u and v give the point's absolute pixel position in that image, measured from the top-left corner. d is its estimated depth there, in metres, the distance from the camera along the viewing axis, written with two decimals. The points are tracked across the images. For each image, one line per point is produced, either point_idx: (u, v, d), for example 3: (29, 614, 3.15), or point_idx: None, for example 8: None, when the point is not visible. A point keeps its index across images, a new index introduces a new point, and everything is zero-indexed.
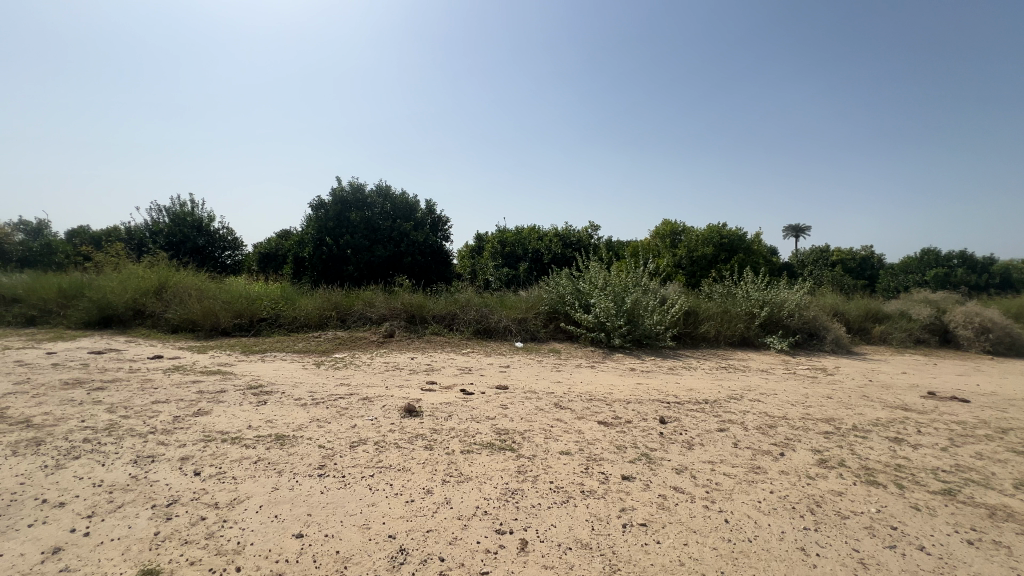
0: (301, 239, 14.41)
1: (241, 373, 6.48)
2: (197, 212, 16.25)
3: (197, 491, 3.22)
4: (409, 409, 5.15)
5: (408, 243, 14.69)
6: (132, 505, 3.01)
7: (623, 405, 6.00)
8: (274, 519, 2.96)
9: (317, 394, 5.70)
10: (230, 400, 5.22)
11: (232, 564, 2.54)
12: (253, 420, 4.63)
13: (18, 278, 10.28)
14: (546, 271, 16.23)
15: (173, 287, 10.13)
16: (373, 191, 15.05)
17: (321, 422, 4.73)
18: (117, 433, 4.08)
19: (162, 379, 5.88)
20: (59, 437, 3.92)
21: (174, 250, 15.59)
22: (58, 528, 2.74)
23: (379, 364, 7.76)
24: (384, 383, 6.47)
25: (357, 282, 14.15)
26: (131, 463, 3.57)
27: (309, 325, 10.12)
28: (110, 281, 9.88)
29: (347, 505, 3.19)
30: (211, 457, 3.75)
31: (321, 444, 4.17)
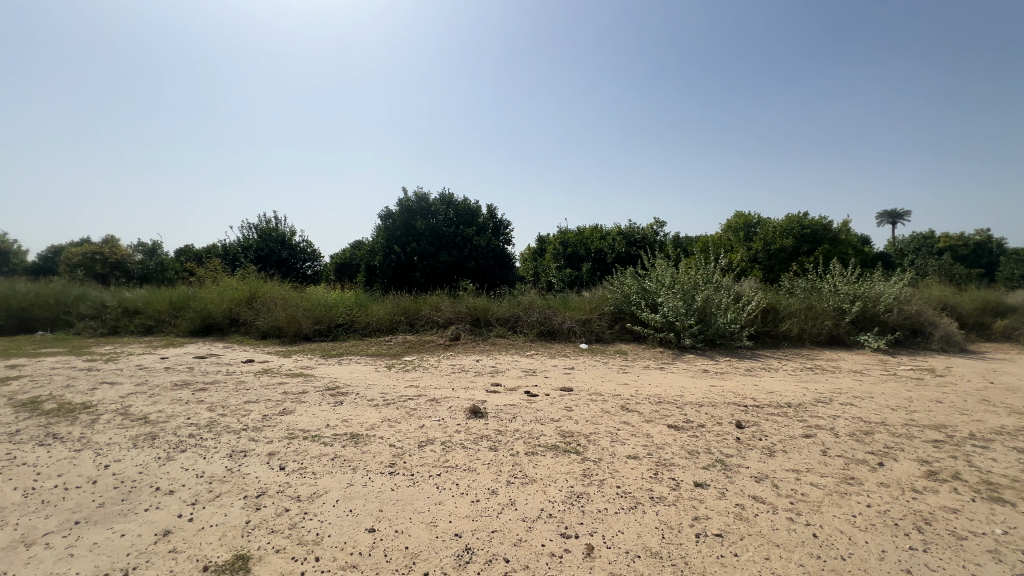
0: (372, 248, 15.20)
1: (320, 375, 6.95)
2: (281, 228, 17.71)
3: (282, 484, 3.48)
4: (474, 410, 5.24)
5: (472, 248, 15.02)
6: (227, 494, 3.32)
7: (695, 408, 5.70)
8: (349, 513, 3.12)
9: (388, 395, 5.97)
10: (312, 400, 5.61)
11: (312, 553, 2.71)
12: (331, 420, 4.93)
13: (138, 292, 11.77)
14: (610, 271, 15.87)
15: (262, 297, 11.09)
16: (437, 199, 15.56)
17: (392, 422, 4.93)
18: (216, 429, 4.52)
19: (254, 381, 6.46)
20: (169, 432, 4.41)
21: (263, 263, 17.08)
22: (168, 513, 3.08)
23: (446, 366, 7.98)
24: (451, 385, 6.64)
25: (424, 287, 14.68)
26: (227, 456, 3.94)
27: (381, 329, 10.65)
28: (211, 293, 11.01)
29: (416, 503, 3.29)
30: (294, 453, 4.04)
31: (392, 443, 4.35)
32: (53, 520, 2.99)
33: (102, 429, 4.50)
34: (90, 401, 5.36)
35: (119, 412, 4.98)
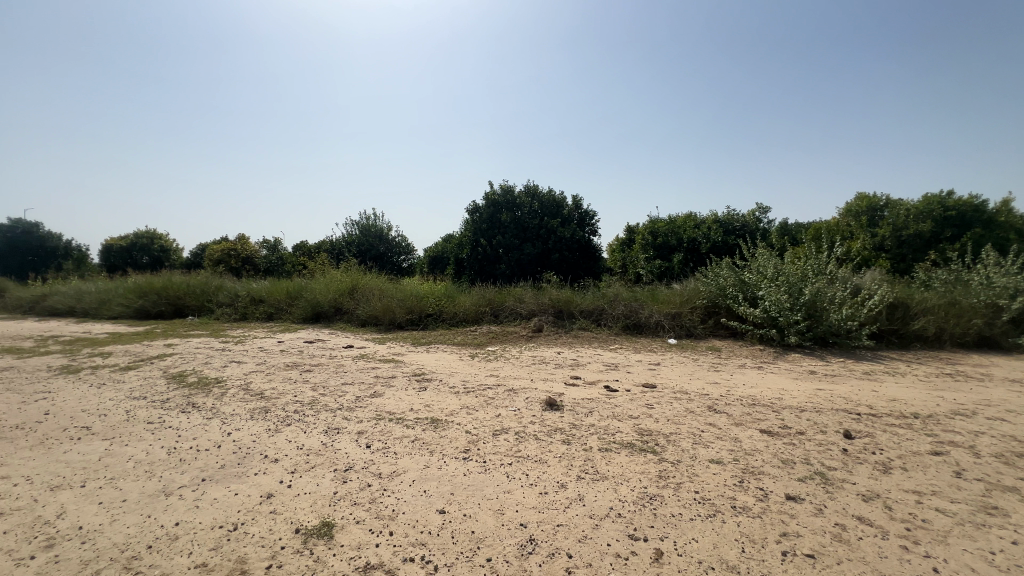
0: (460, 241, 15.78)
1: (409, 362, 7.40)
2: (379, 224, 19.10)
3: (367, 461, 3.78)
4: (550, 402, 5.23)
5: (556, 239, 14.94)
6: (321, 466, 3.68)
7: (795, 413, 5.15)
8: (423, 493, 3.30)
9: (469, 384, 6.19)
10: (399, 385, 6.00)
11: (387, 528, 2.90)
12: (414, 404, 5.24)
13: (262, 284, 13.45)
14: (704, 262, 14.86)
15: (362, 288, 12.06)
16: (522, 191, 15.69)
17: (470, 410, 5.10)
18: (316, 407, 5.03)
19: (352, 365, 7.06)
20: (278, 407, 4.99)
21: (364, 257, 18.56)
22: (272, 478, 3.49)
23: (527, 357, 8.06)
24: (530, 376, 6.70)
25: (510, 279, 14.93)
26: (323, 432, 4.36)
27: (468, 319, 11.04)
28: (319, 284, 12.24)
29: (486, 490, 3.38)
30: (380, 433, 4.35)
31: (468, 430, 4.50)
32: (187, 476, 3.54)
33: (228, 401, 5.23)
34: (221, 377, 6.25)
35: (242, 387, 5.75)
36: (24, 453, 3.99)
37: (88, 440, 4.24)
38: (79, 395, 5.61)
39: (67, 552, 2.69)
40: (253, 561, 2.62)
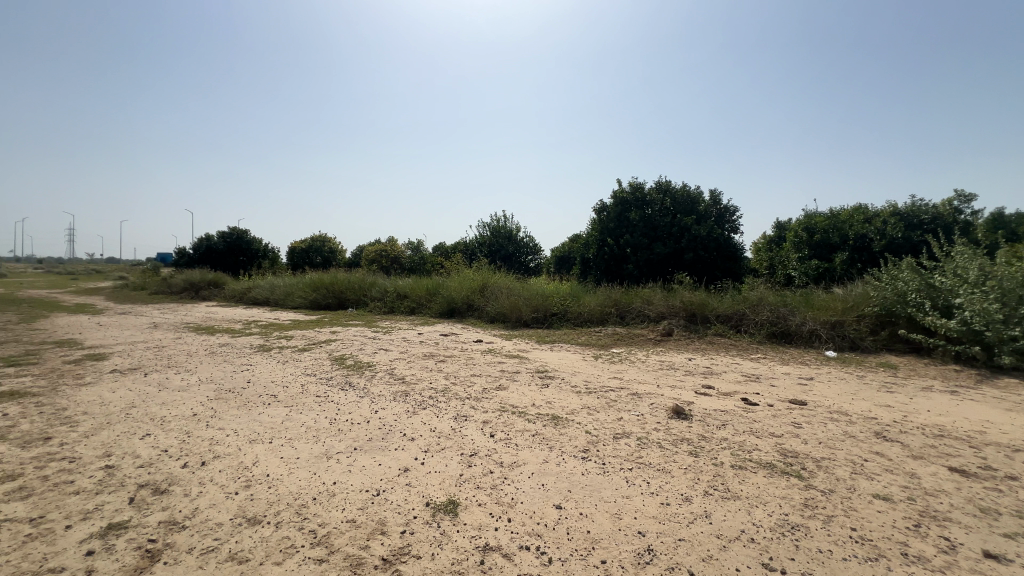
0: (587, 241, 15.70)
1: (534, 359, 7.60)
2: (509, 225, 19.94)
3: (491, 449, 3.99)
4: (677, 410, 4.94)
5: (691, 238, 13.96)
6: (449, 449, 3.99)
7: (1004, 452, 4.08)
8: (541, 487, 3.37)
9: (591, 384, 6.14)
10: (523, 380, 6.20)
11: (506, 514, 3.04)
12: (536, 400, 5.37)
13: (407, 281, 15.01)
14: (877, 263, 12.55)
15: (491, 286, 12.72)
16: (652, 188, 15.00)
17: (591, 410, 5.06)
18: (448, 394, 5.46)
19: (481, 359, 7.50)
20: (416, 392, 5.54)
21: (494, 257, 19.54)
22: (409, 455, 3.90)
23: (653, 362, 7.69)
24: (656, 381, 6.39)
25: (638, 280, 14.39)
26: (453, 417, 4.73)
27: (593, 320, 10.94)
28: (454, 282, 13.24)
29: (604, 492, 3.33)
30: (503, 424, 4.56)
31: (588, 430, 4.47)
32: (343, 444, 4.14)
33: (376, 383, 5.96)
34: (372, 361, 7.14)
35: (388, 372, 6.50)
36: (233, 412, 5.05)
37: (275, 406, 5.20)
38: (270, 368, 6.90)
39: (258, 493, 3.34)
40: (390, 524, 2.95)
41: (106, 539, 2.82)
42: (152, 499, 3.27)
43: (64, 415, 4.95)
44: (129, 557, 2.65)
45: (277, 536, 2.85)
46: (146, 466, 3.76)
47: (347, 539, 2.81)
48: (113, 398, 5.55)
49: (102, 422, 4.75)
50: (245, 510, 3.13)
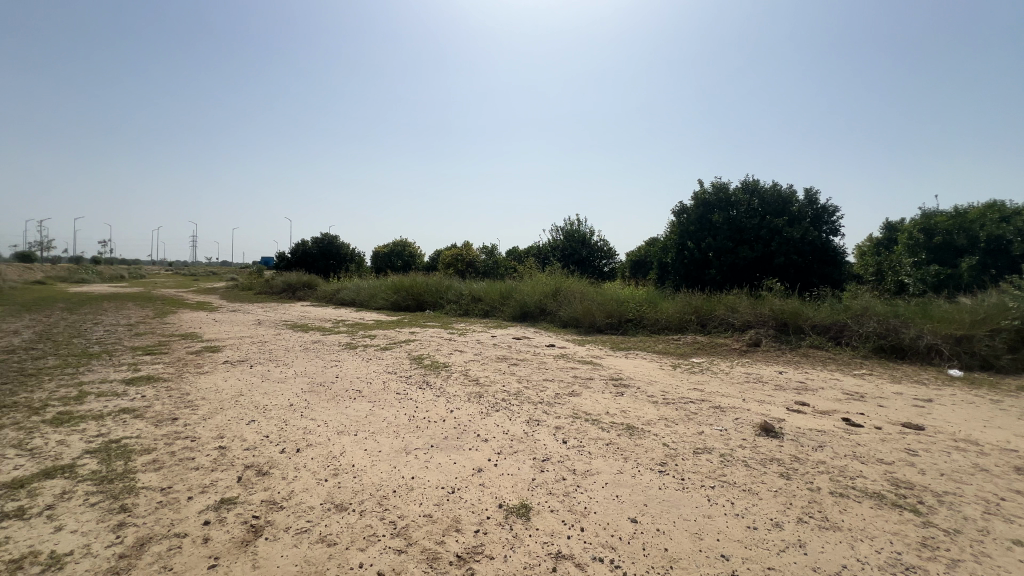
0: (664, 245, 15.12)
1: (607, 366, 7.43)
2: (582, 229, 19.73)
3: (563, 455, 3.96)
4: (766, 428, 4.57)
5: (781, 241, 12.90)
6: (522, 452, 4.02)
7: None
8: (615, 498, 3.28)
9: (669, 395, 5.88)
10: (596, 387, 6.08)
11: (579, 523, 2.99)
12: (610, 408, 5.24)
13: (481, 285, 15.38)
14: (1016, 269, 10.77)
15: (564, 291, 12.65)
16: (737, 188, 14.10)
17: (669, 422, 4.83)
18: (520, 398, 5.50)
19: (553, 363, 7.47)
20: (490, 394, 5.65)
21: (567, 261, 19.42)
22: (483, 455, 3.97)
23: (738, 374, 7.19)
24: (742, 395, 5.96)
25: (720, 286, 13.59)
26: (526, 421, 4.75)
27: (671, 328, 10.49)
28: (527, 287, 13.34)
29: (683, 509, 3.16)
30: (576, 431, 4.50)
31: (666, 443, 4.28)
32: (421, 440, 4.31)
33: (452, 383, 6.15)
34: (448, 362, 7.39)
35: (462, 373, 6.70)
36: (323, 404, 5.46)
37: (360, 401, 5.56)
38: (355, 365, 7.39)
39: (344, 482, 3.58)
40: (465, 522, 3.03)
41: (218, 512, 3.17)
42: (256, 480, 3.62)
43: (187, 399, 5.65)
44: (237, 530, 2.96)
45: (361, 523, 3.04)
46: (251, 449, 4.18)
47: (424, 533, 2.92)
48: (225, 386, 6.25)
49: (216, 407, 5.36)
50: (333, 496, 3.37)
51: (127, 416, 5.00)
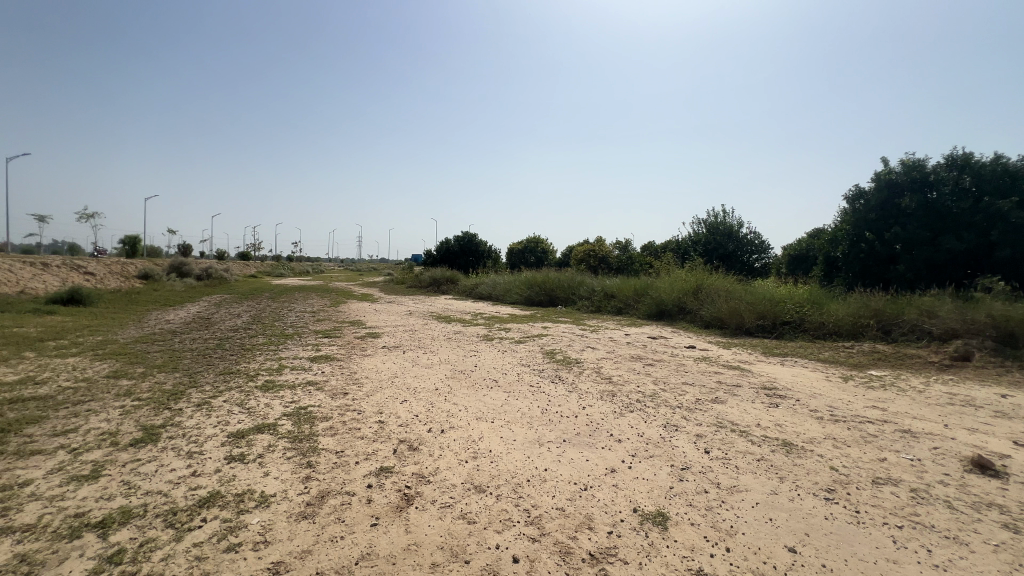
0: (834, 237, 13.06)
1: (758, 373, 6.66)
2: (728, 220, 18.01)
3: (705, 466, 3.66)
4: (980, 463, 3.64)
5: (1005, 227, 10.12)
6: (658, 458, 3.82)
7: None
8: (768, 521, 2.92)
9: (838, 411, 5.04)
10: (744, 395, 5.49)
11: (724, 542, 2.74)
12: (762, 420, 4.68)
13: (614, 281, 15.04)
14: None
15: (706, 288, 11.71)
16: (939, 163, 11.46)
17: (838, 443, 4.15)
18: (656, 400, 5.23)
19: (693, 366, 6.96)
20: (623, 394, 5.48)
21: (710, 256, 17.90)
22: (616, 456, 3.87)
23: (937, 393, 5.84)
24: (943, 420, 4.84)
25: (912, 285, 11.27)
26: (663, 426, 4.50)
27: (840, 333, 9.01)
28: (664, 284, 12.66)
29: (857, 547, 2.69)
30: (721, 442, 4.13)
31: (834, 466, 3.68)
32: (554, 434, 4.37)
33: (584, 380, 6.12)
34: (580, 358, 7.37)
35: (594, 370, 6.62)
36: (464, 391, 5.88)
37: (496, 390, 5.86)
38: (492, 356, 7.81)
39: (482, 465, 3.80)
40: (597, 521, 2.98)
41: (379, 478, 3.61)
42: (409, 454, 4.05)
43: (355, 377, 6.57)
44: (393, 496, 3.34)
45: (497, 506, 3.19)
46: (404, 425, 4.68)
47: (556, 525, 2.95)
48: (384, 368, 7.11)
49: (377, 386, 6.14)
50: (473, 477, 3.60)
51: (311, 388, 6.00)
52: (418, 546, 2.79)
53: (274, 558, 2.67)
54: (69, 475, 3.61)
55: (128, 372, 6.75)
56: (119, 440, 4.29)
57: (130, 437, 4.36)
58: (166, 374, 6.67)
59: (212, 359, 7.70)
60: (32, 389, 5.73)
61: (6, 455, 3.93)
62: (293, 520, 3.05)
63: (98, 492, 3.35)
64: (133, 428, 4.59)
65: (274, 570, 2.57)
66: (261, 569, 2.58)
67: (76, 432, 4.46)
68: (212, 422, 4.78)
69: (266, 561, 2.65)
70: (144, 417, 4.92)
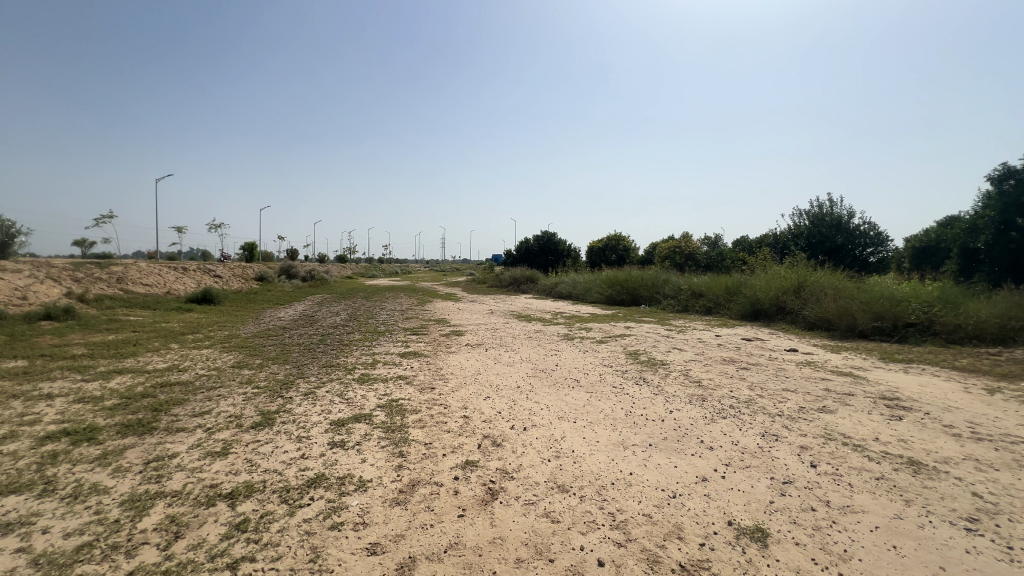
0: (974, 225, 11.22)
1: (875, 380, 5.92)
2: (837, 210, 16.20)
3: (811, 481, 3.33)
4: None
5: None
6: (756, 469, 3.55)
7: None
8: (891, 549, 2.59)
9: (981, 428, 4.32)
10: (858, 405, 4.91)
11: (836, 567, 2.47)
12: (881, 434, 4.15)
13: (702, 279, 14.22)
14: None
15: (810, 285, 10.65)
16: None
17: (982, 465, 3.56)
18: (753, 407, 4.86)
19: (795, 371, 6.36)
20: (714, 399, 5.16)
21: (815, 251, 16.26)
22: (707, 464, 3.66)
23: None
24: None
25: None
26: (760, 435, 4.17)
27: (983, 337, 7.72)
28: (760, 281, 11.71)
29: None
30: (830, 456, 3.73)
31: (977, 492, 3.16)
32: (639, 437, 4.24)
33: (671, 383, 5.86)
34: (665, 360, 7.06)
35: (682, 373, 6.30)
36: (545, 389, 5.90)
37: (578, 390, 5.80)
38: (573, 356, 7.74)
39: (565, 465, 3.78)
40: (688, 532, 2.84)
41: (464, 471, 3.74)
42: (492, 449, 4.15)
43: (442, 373, 6.87)
44: (478, 489, 3.44)
45: (580, 508, 3.16)
46: (488, 421, 4.81)
47: (643, 532, 2.85)
48: (467, 365, 7.35)
49: (462, 382, 6.35)
50: (556, 477, 3.59)
51: (402, 382, 6.37)
52: (503, 540, 2.85)
53: (371, 539, 2.86)
54: (205, 451, 4.16)
55: (248, 363, 7.64)
56: (243, 423, 4.87)
57: (251, 420, 4.93)
58: (279, 366, 7.45)
59: (316, 353, 8.46)
60: (176, 376, 6.70)
61: (159, 431, 4.63)
62: (388, 505, 3.26)
63: (227, 467, 3.83)
64: (254, 413, 5.18)
65: (371, 550, 2.77)
66: (361, 548, 2.79)
67: (209, 414, 5.14)
68: (317, 410, 5.26)
69: (365, 541, 2.85)
70: (262, 403, 5.54)
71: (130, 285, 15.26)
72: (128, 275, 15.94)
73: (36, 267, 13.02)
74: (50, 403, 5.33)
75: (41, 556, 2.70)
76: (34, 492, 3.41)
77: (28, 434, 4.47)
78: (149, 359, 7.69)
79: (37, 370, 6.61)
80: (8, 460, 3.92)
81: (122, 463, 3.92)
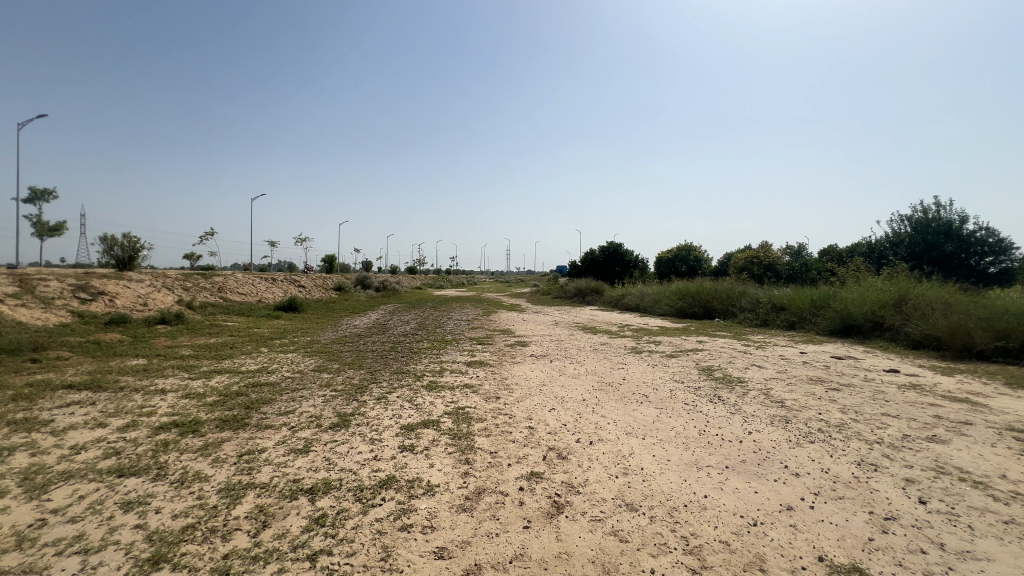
0: None
1: (999, 409, 5.13)
2: (946, 215, 14.42)
3: (920, 520, 2.95)
4: None
5: None
6: (852, 501, 3.21)
7: None
8: None
9: None
10: (978, 437, 4.27)
11: None
12: (1009, 471, 3.58)
13: (784, 292, 13.23)
14: None
15: (914, 299, 9.55)
16: None
17: None
18: (846, 432, 4.40)
19: (897, 395, 5.67)
20: (800, 421, 4.74)
21: (919, 260, 14.73)
22: (794, 492, 3.36)
23: None
24: None
25: None
26: (855, 462, 3.78)
27: None
28: (853, 294, 10.68)
29: None
30: (943, 491, 3.30)
31: None
32: (714, 458, 3.99)
33: (749, 402, 5.46)
34: (744, 378, 6.60)
35: (763, 392, 5.86)
36: (612, 403, 5.74)
37: (646, 405, 5.58)
38: (641, 370, 7.48)
39: (634, 483, 3.64)
40: (771, 564, 2.61)
41: (529, 482, 3.72)
42: (557, 461, 4.10)
43: (507, 383, 6.91)
44: (544, 502, 3.40)
45: (650, 528, 3.02)
46: (553, 434, 4.75)
47: (721, 560, 2.67)
48: (532, 375, 7.33)
49: (527, 393, 6.35)
50: (623, 494, 3.47)
51: (468, 391, 6.48)
52: (569, 555, 2.79)
53: (439, 543, 2.92)
54: (289, 448, 4.48)
55: (327, 367, 8.18)
56: (322, 423, 5.20)
57: (330, 421, 5.26)
58: (354, 371, 7.90)
59: (388, 360, 8.87)
60: (265, 377, 7.32)
61: (250, 427, 5.06)
62: (454, 511, 3.31)
63: (308, 464, 4.10)
64: (332, 414, 5.51)
65: (439, 554, 2.82)
66: (428, 551, 2.85)
67: (293, 413, 5.54)
68: (389, 414, 5.49)
69: (432, 545, 2.91)
70: (339, 405, 5.88)
71: (228, 294, 16.98)
72: (227, 285, 17.69)
73: (155, 278, 14.88)
74: (163, 397, 6.03)
75: (153, 533, 3.03)
76: (150, 475, 3.85)
77: (146, 423, 5.08)
78: (243, 361, 8.46)
79: (154, 367, 7.51)
80: (130, 445, 4.47)
81: (219, 454, 4.32)
